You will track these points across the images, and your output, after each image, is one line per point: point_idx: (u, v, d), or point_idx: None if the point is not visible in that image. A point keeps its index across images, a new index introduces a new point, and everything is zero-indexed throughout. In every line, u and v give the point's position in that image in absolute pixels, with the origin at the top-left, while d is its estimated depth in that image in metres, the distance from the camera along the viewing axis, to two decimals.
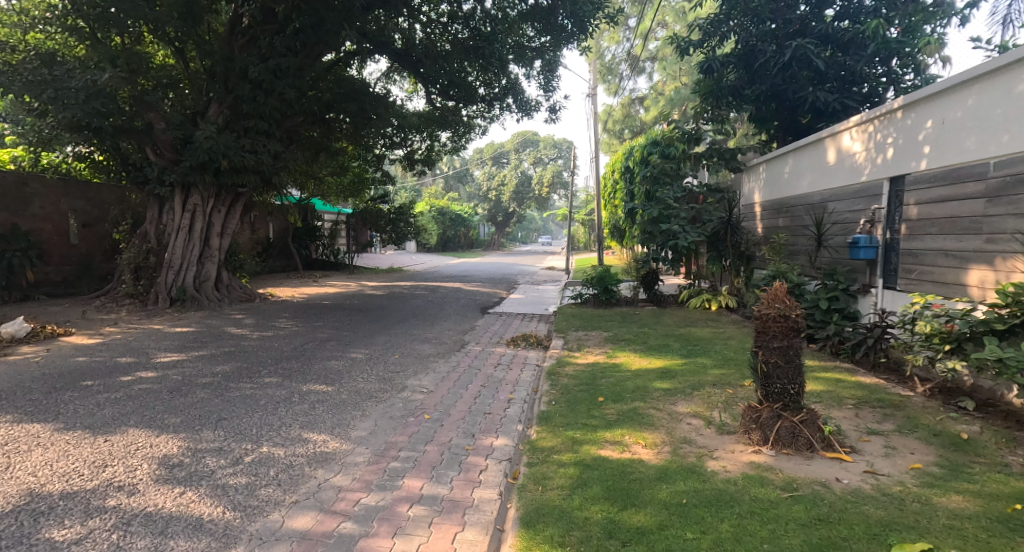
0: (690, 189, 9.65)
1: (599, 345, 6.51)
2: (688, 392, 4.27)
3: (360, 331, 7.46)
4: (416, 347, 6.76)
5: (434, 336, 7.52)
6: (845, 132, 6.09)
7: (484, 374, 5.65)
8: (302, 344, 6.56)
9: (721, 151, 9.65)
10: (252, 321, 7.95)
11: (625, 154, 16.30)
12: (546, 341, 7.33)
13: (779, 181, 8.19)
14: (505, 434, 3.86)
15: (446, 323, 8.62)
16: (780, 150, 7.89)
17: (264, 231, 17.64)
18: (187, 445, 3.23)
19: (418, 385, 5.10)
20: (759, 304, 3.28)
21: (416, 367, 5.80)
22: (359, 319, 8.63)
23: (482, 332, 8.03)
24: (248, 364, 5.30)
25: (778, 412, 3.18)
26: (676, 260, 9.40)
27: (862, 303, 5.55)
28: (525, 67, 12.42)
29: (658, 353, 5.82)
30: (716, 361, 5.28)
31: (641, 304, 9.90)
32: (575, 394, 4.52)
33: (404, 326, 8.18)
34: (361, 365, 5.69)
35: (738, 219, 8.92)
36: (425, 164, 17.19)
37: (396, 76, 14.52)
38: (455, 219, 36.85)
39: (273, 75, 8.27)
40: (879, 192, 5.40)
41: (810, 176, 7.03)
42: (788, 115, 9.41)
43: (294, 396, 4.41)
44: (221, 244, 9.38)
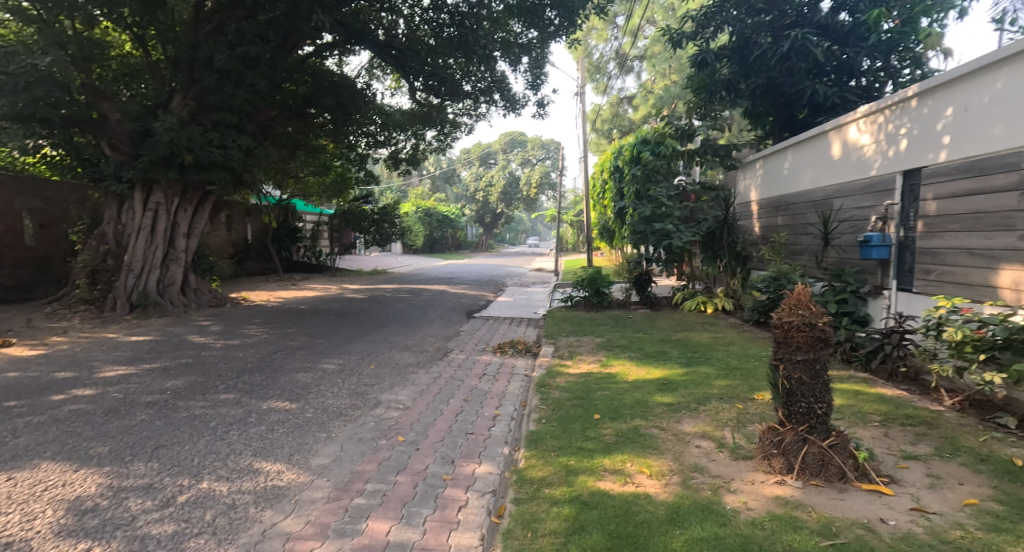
0: (684, 188, 9.27)
1: (591, 353, 6.07)
2: (693, 408, 3.84)
3: (336, 339, 6.96)
4: (395, 356, 6.27)
5: (415, 344, 7.04)
6: (852, 124, 5.70)
7: (468, 386, 5.18)
8: (270, 353, 6.05)
9: (714, 147, 9.30)
10: (219, 329, 7.40)
11: (615, 152, 15.94)
12: (535, 347, 6.87)
13: (777, 178, 7.79)
14: (489, 460, 3.41)
15: (429, 329, 8.13)
16: (779, 145, 7.50)
17: (242, 233, 17.03)
18: (108, 484, 2.74)
19: (394, 400, 4.62)
20: (778, 311, 2.88)
21: (393, 378, 5.31)
22: (336, 325, 8.10)
23: (467, 339, 7.56)
24: (204, 379, 4.78)
25: (803, 436, 2.76)
26: (670, 261, 9.01)
27: (873, 306, 5.16)
28: (512, 63, 12.01)
29: (655, 361, 5.39)
30: (719, 370, 4.86)
31: (634, 307, 9.49)
32: (567, 410, 4.07)
33: (384, 332, 7.68)
34: (333, 377, 5.20)
35: (734, 218, 8.57)
36: (409, 163, 16.69)
37: (379, 71, 14.04)
38: (441, 221, 36.31)
39: (241, 64, 7.74)
40: (891, 187, 4.99)
41: (812, 172, 6.64)
42: (784, 110, 9.07)
43: (250, 417, 3.92)
44: (187, 245, 8.92)
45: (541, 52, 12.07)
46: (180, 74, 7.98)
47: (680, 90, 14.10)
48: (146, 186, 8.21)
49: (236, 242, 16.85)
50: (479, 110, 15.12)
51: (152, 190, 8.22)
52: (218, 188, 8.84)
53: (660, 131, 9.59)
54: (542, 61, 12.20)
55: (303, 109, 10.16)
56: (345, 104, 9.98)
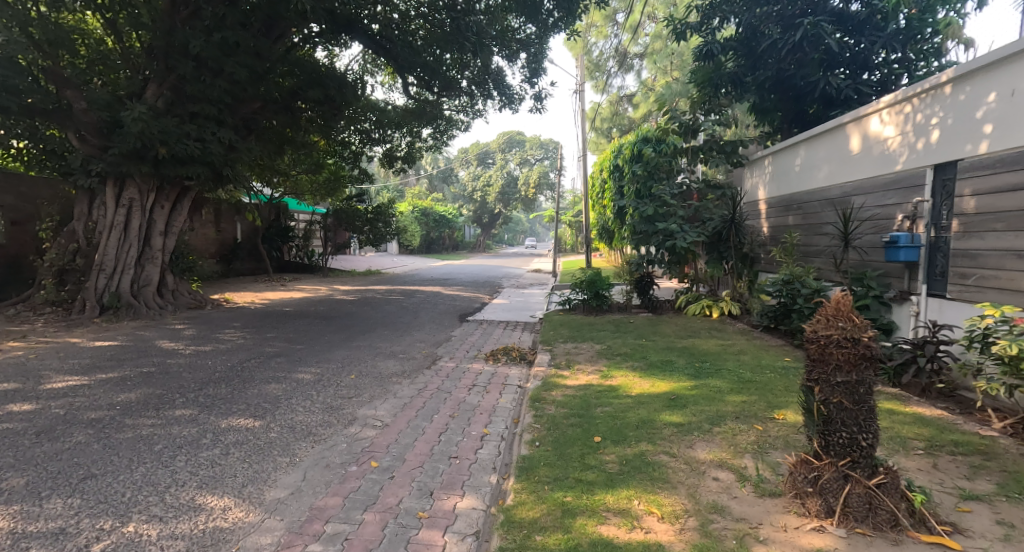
0: (687, 186, 8.86)
1: (591, 362, 5.61)
2: (706, 429, 3.40)
3: (316, 344, 6.50)
4: (379, 364, 5.81)
5: (402, 350, 6.59)
6: (873, 115, 5.26)
7: (455, 398, 4.72)
8: (243, 361, 5.59)
9: (721, 143, 8.83)
10: (194, 333, 6.93)
11: (614, 151, 15.45)
12: (530, 354, 6.42)
13: (788, 176, 7.35)
14: (473, 491, 2.97)
15: (418, 333, 7.67)
16: (790, 140, 7.05)
17: (231, 232, 16.62)
18: (10, 530, 2.30)
19: (372, 416, 4.16)
20: (811, 323, 2.45)
21: (374, 391, 4.84)
22: (320, 329, 7.65)
23: (458, 345, 7.10)
24: (162, 392, 4.32)
25: (844, 472, 2.32)
26: (673, 263, 8.56)
27: (897, 313, 4.76)
28: (511, 59, 11.60)
29: (660, 372, 4.93)
30: (732, 384, 4.40)
31: (635, 311, 9.04)
32: (564, 430, 3.63)
33: (370, 337, 7.22)
34: (307, 389, 4.73)
35: (741, 218, 8.12)
36: (404, 161, 16.26)
37: (373, 65, 13.67)
38: (438, 221, 35.81)
39: (219, 52, 7.28)
40: (919, 183, 4.55)
41: (826, 168, 6.20)
42: (793, 105, 8.65)
43: (205, 437, 3.45)
44: (164, 244, 8.49)
45: (540, 47, 11.66)
46: (156, 63, 7.55)
47: (683, 87, 13.65)
48: (118, 181, 7.79)
49: (225, 241, 16.43)
50: (476, 106, 14.72)
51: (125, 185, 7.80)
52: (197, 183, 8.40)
53: (663, 127, 9.17)
54: (541, 55, 11.77)
55: (291, 102, 9.74)
56: (334, 97, 9.55)
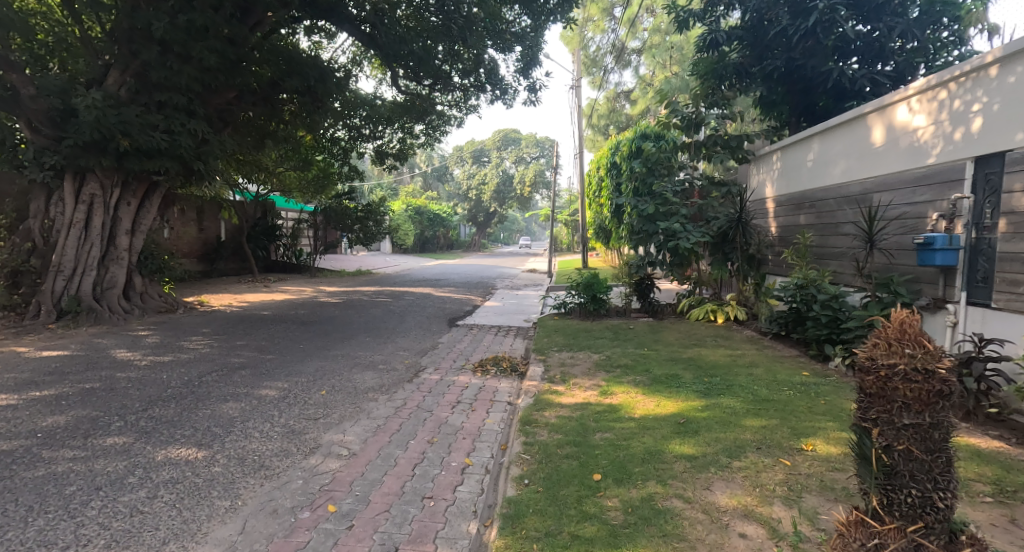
0: (690, 183, 8.38)
1: (588, 376, 5.09)
2: (725, 464, 2.89)
3: (289, 354, 5.95)
4: (355, 377, 5.27)
5: (383, 360, 6.05)
6: (900, 103, 4.74)
7: (437, 419, 4.20)
8: (203, 374, 5.04)
9: (725, 138, 8.29)
10: (157, 341, 6.38)
11: (612, 148, 14.93)
12: (522, 365, 5.90)
13: (800, 172, 6.83)
14: (446, 546, 2.45)
15: (402, 341, 7.14)
16: (803, 133, 6.53)
17: (216, 230, 16.39)
18: None
19: (338, 443, 3.63)
20: (865, 349, 1.94)
21: (345, 410, 4.30)
22: (297, 336, 7.12)
23: (444, 354, 6.57)
24: (97, 414, 3.76)
25: (915, 541, 1.81)
26: (675, 264, 8.03)
27: (930, 322, 4.26)
28: (505, 52, 11.10)
29: (665, 389, 4.42)
30: (747, 404, 3.89)
31: (635, 315, 8.55)
32: (559, 463, 3.10)
33: (349, 345, 6.67)
34: (269, 408, 4.19)
35: (749, 217, 7.62)
36: (395, 158, 15.72)
37: (362, 56, 13.14)
38: (432, 219, 35.21)
39: (185, 36, 6.73)
40: (957, 177, 4.05)
41: (844, 163, 5.69)
42: (803, 97, 8.17)
43: (132, 475, 2.91)
44: (130, 244, 7.99)
45: (536, 38, 11.14)
46: (119, 48, 7.00)
47: (684, 80, 13.14)
48: (78, 174, 7.27)
49: (208, 240, 16.14)
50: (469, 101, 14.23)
51: (86, 179, 7.29)
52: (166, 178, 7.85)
53: (663, 121, 8.67)
54: (538, 47, 11.22)
55: (270, 94, 9.19)
56: (315, 88, 9.01)
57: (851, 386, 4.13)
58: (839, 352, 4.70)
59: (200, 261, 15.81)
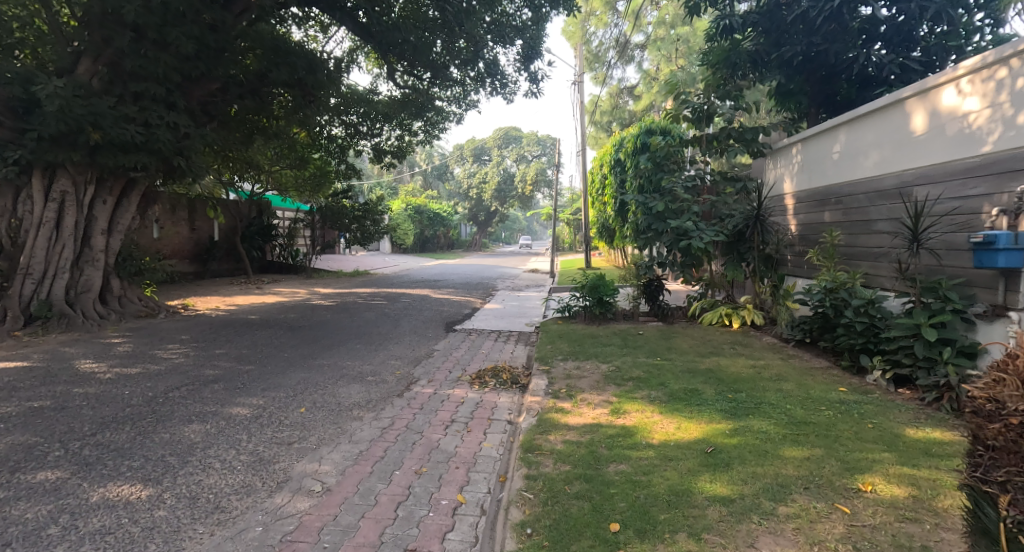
0: (702, 178, 7.82)
1: (597, 390, 4.61)
2: (769, 511, 2.39)
3: (270, 365, 5.46)
4: (340, 391, 4.78)
5: (373, 371, 5.57)
6: (946, 85, 4.26)
7: (428, 443, 3.71)
8: (172, 388, 4.55)
9: (740, 129, 7.82)
10: (129, 350, 5.90)
11: (616, 145, 14.43)
12: (523, 376, 5.41)
13: (824, 165, 6.33)
14: None
15: (395, 348, 6.65)
16: (828, 122, 6.04)
17: (209, 230, 15.87)
18: None
19: (311, 475, 3.13)
20: (986, 387, 1.57)
21: (324, 433, 3.80)
22: (284, 343, 6.64)
23: (440, 363, 6.08)
24: (35, 442, 3.26)
25: None
26: (686, 265, 7.49)
27: (985, 332, 3.79)
28: (504, 45, 10.60)
29: (686, 408, 3.92)
30: (783, 429, 3.39)
31: (643, 319, 8.06)
32: (569, 506, 2.61)
33: (336, 353, 6.19)
34: (237, 431, 3.69)
35: (766, 214, 7.11)
36: (393, 156, 15.28)
37: (359, 50, 12.73)
38: (432, 218, 34.70)
39: (160, 19, 6.25)
40: (1020, 167, 3.56)
41: (877, 155, 5.19)
42: (822, 86, 7.67)
43: (55, 524, 2.42)
44: (107, 244, 7.52)
45: (537, 29, 10.62)
46: (91, 34, 6.51)
47: (692, 73, 12.61)
48: (48, 170, 6.80)
49: (201, 240, 15.71)
50: (469, 96, 13.79)
51: (56, 175, 6.83)
52: (145, 174, 7.38)
53: (674, 112, 8.16)
54: (539, 39, 10.69)
55: (258, 86, 8.73)
56: (304, 80, 8.55)
57: (898, 406, 3.62)
58: (877, 365, 4.25)
59: (190, 262, 15.31)
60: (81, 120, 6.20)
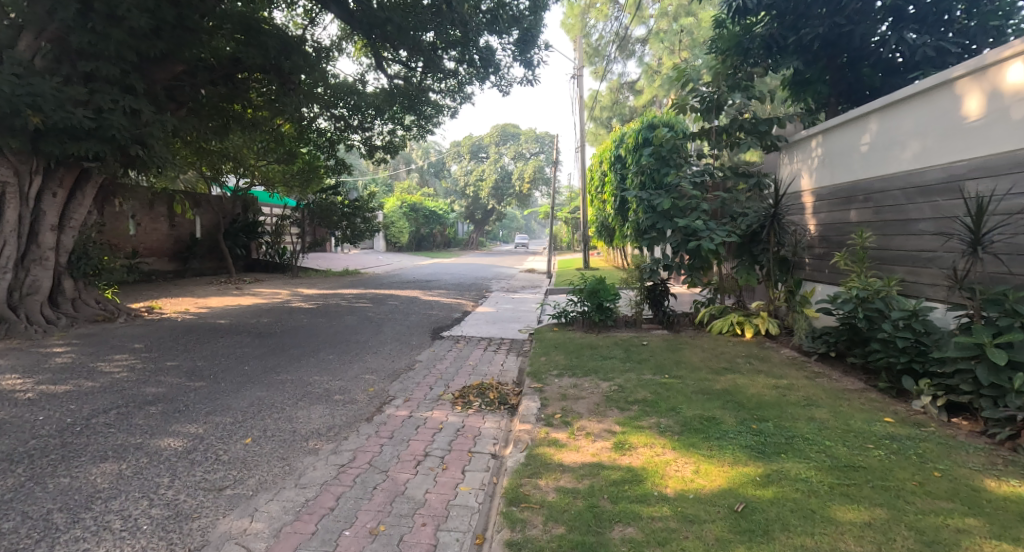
0: (710, 173, 7.17)
1: (597, 416, 3.97)
2: None
3: (225, 381, 4.80)
4: (299, 416, 4.11)
5: (343, 389, 4.91)
6: (1013, 60, 3.67)
7: (392, 488, 3.06)
8: (100, 411, 3.88)
9: (753, 120, 7.21)
10: (69, 361, 5.23)
11: (615, 141, 13.80)
12: (513, 396, 4.78)
13: (849, 158, 5.69)
14: None
15: (373, 360, 6.00)
16: (856, 111, 5.42)
17: (190, 227, 15.08)
18: None
19: (235, 538, 2.48)
20: None
21: (267, 473, 3.14)
22: (249, 352, 5.98)
23: (421, 378, 5.43)
24: None
25: None
26: (694, 268, 6.84)
27: None
28: (499, 36, 9.95)
29: (703, 444, 3.27)
30: (827, 476, 2.73)
31: (647, 326, 7.42)
32: None
33: (305, 366, 5.54)
34: (158, 472, 3.02)
35: (784, 212, 6.45)
36: (385, 151, 14.65)
37: (347, 38, 12.11)
38: (428, 216, 34.01)
39: None
40: None
41: (917, 145, 4.57)
42: (843, 73, 7.05)
43: None
44: (58, 242, 6.85)
45: (534, 17, 9.93)
46: (32, 7, 5.84)
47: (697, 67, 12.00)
48: None
49: (182, 237, 14.94)
50: (464, 89, 13.15)
51: None
52: (99, 165, 6.69)
53: (681, 101, 7.56)
54: (535, 29, 10.00)
55: (232, 71, 8.10)
56: (281, 66, 7.95)
57: (965, 447, 2.97)
58: (926, 390, 3.63)
59: (170, 261, 14.58)
60: (17, 101, 5.54)
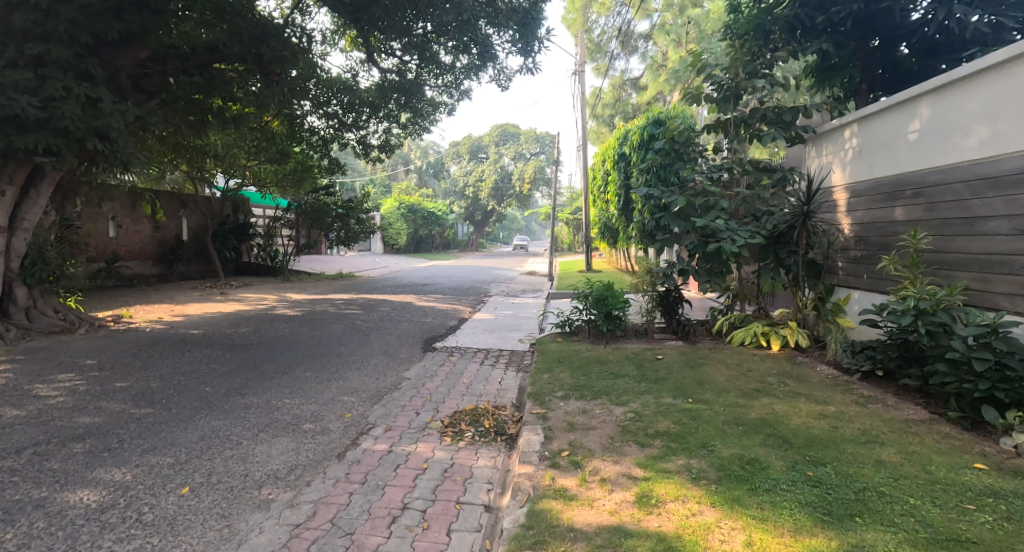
0: (729, 168, 6.51)
1: (612, 455, 3.30)
2: None
3: (177, 408, 4.11)
4: (255, 453, 3.44)
5: (314, 416, 4.22)
6: None
7: None
8: (12, 451, 3.21)
9: (777, 109, 6.45)
10: (3, 382, 4.55)
11: (618, 138, 13.14)
12: (512, 424, 4.12)
13: (892, 148, 5.04)
14: None
15: (354, 378, 5.31)
16: (904, 93, 4.77)
17: (176, 229, 14.44)
18: None
19: None
20: None
21: (197, 541, 2.47)
22: (215, 369, 5.30)
23: (407, 400, 4.77)
24: None
25: None
26: (713, 273, 6.12)
27: None
28: (497, 28, 9.32)
29: (751, 500, 2.60)
30: None
31: (660, 337, 6.74)
32: None
33: (276, 386, 4.87)
34: (54, 543, 2.35)
35: (817, 209, 5.73)
36: (380, 150, 13.98)
37: (337, 29, 11.52)
38: (427, 217, 33.31)
39: None
40: None
41: (987, 129, 3.96)
42: (875, 56, 6.39)
43: None
44: (6, 245, 6.22)
45: (534, 5, 9.25)
46: None
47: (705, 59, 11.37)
48: None
49: (166, 240, 14.21)
50: (462, 84, 12.50)
51: None
52: (51, 160, 6.03)
53: (697, 90, 6.91)
54: (535, 16, 9.28)
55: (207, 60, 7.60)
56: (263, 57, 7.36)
57: None
58: (1016, 424, 3.03)
59: (154, 264, 13.93)
60: None
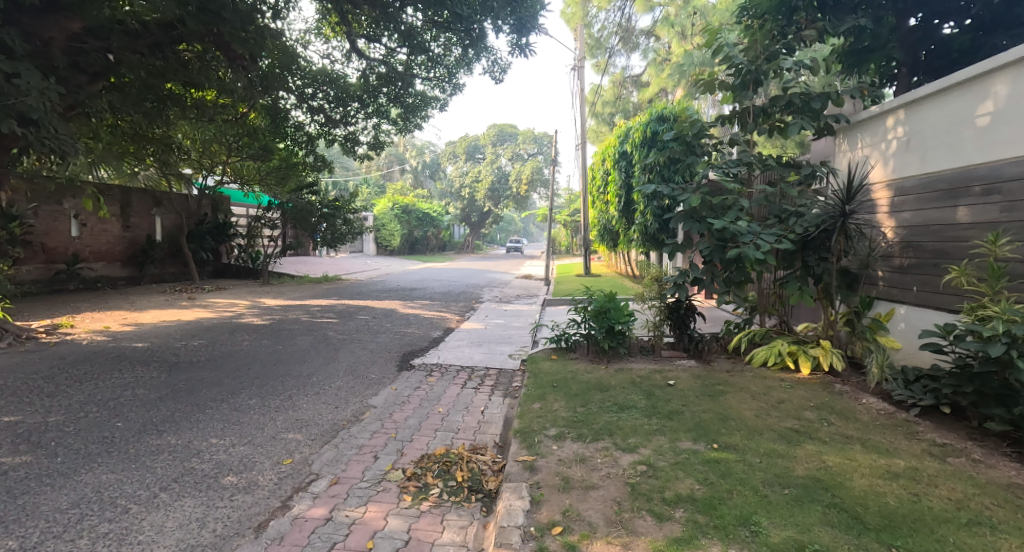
0: (749, 162, 5.62)
1: (620, 535, 2.43)
2: None
3: (64, 455, 3.23)
4: (138, 528, 2.56)
5: (241, 464, 3.33)
6: None
7: None
8: None
9: (804, 95, 5.55)
10: None
11: (619, 135, 12.29)
12: (491, 477, 3.24)
13: (953, 137, 4.22)
14: None
15: (307, 408, 4.42)
16: (976, 67, 3.93)
17: (147, 229, 13.57)
18: None
19: None
20: None
21: None
22: (138, 396, 4.40)
23: (365, 437, 3.89)
24: None
25: None
26: (732, 282, 5.23)
27: None
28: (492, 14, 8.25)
29: None
30: None
31: (670, 356, 5.87)
32: None
33: (206, 421, 3.97)
34: None
35: (857, 209, 4.85)
36: (370, 147, 13.04)
37: (318, 16, 10.70)
38: (422, 219, 32.36)
39: None
40: None
41: None
42: (916, 35, 5.58)
43: None
44: None
45: None
46: None
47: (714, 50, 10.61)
48: None
49: (137, 240, 13.32)
50: (455, 76, 11.52)
51: None
52: None
53: (711, 75, 6.03)
54: None
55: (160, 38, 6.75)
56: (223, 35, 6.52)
57: None
58: None
59: (124, 266, 13.03)
60: None
